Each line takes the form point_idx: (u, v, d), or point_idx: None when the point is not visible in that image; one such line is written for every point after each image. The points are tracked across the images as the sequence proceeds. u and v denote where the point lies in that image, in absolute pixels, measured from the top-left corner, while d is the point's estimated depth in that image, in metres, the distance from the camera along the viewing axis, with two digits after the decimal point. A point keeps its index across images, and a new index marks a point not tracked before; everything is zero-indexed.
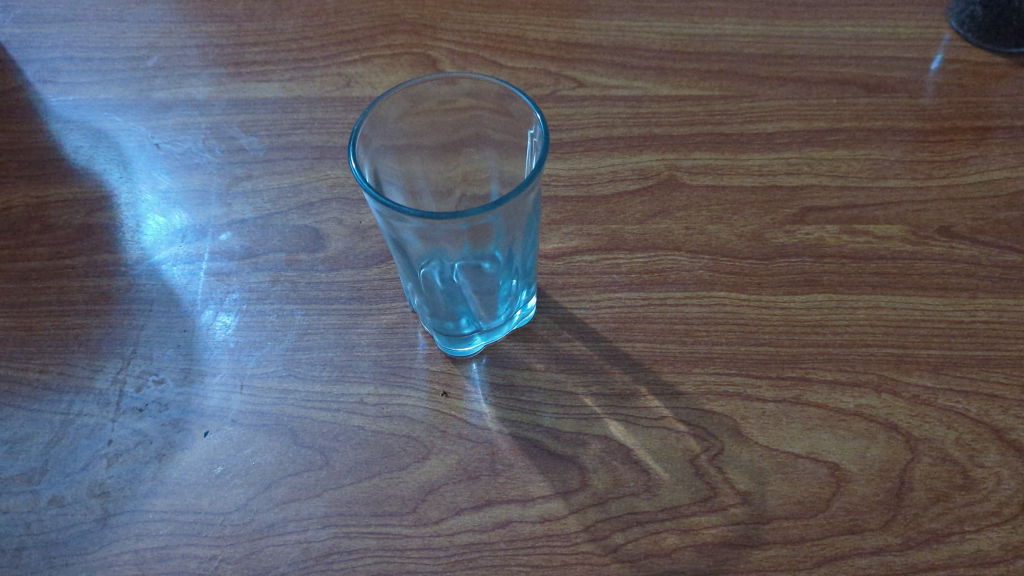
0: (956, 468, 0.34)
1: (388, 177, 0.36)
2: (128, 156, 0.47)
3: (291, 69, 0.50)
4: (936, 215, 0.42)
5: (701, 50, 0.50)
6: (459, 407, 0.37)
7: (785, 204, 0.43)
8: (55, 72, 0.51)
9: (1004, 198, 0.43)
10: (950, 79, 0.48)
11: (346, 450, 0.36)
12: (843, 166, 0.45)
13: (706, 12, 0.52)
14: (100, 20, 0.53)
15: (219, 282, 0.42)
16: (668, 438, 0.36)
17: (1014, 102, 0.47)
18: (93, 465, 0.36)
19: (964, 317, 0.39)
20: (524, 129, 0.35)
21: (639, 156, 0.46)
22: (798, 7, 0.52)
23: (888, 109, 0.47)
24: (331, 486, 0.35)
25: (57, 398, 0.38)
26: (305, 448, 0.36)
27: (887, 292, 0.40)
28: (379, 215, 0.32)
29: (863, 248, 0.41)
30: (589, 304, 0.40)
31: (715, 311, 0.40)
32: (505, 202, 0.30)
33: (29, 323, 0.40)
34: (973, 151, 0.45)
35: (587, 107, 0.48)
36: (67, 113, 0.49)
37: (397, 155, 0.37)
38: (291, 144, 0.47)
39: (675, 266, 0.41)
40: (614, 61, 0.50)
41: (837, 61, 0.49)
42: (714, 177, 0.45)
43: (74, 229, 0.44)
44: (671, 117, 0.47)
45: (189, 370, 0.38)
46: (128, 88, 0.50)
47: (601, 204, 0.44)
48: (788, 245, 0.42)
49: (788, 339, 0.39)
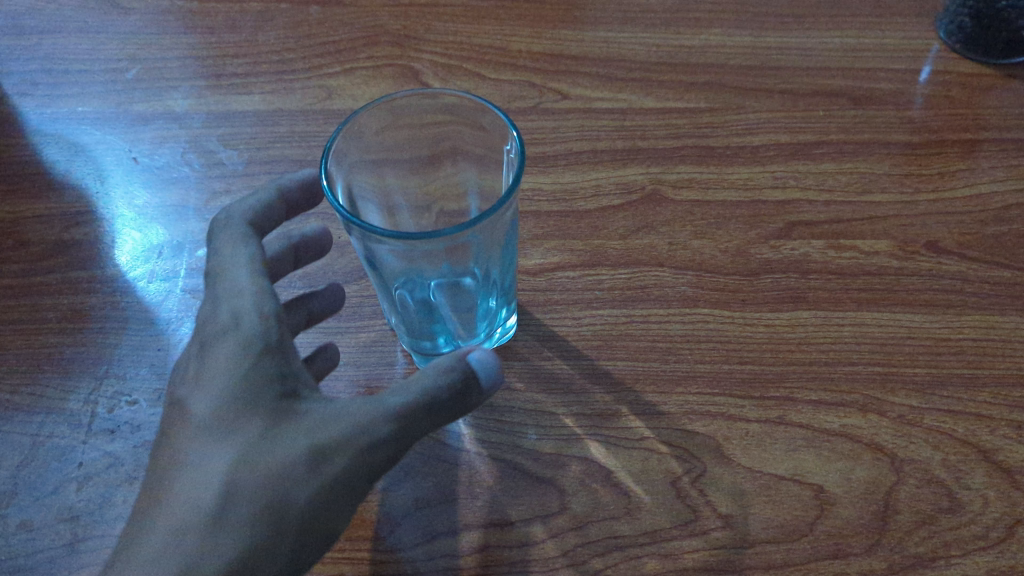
0: (942, 490, 0.34)
1: (363, 191, 0.36)
2: (106, 170, 0.46)
3: (272, 81, 0.49)
4: (924, 231, 0.42)
5: (687, 61, 0.50)
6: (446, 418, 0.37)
7: (770, 218, 0.43)
8: (34, 85, 0.50)
9: (992, 212, 0.42)
10: (937, 91, 0.48)
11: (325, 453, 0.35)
12: (830, 179, 0.44)
13: (693, 22, 0.52)
14: (79, 31, 0.53)
15: (196, 299, 0.41)
16: (650, 459, 0.35)
17: (1003, 114, 0.47)
18: (63, 489, 0.35)
19: (951, 334, 0.38)
20: (502, 144, 0.34)
21: (623, 170, 0.45)
22: (786, 18, 0.52)
23: (876, 122, 0.47)
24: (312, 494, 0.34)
25: (28, 419, 0.37)
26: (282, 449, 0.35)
27: (874, 309, 0.39)
28: (353, 234, 0.31)
29: (849, 264, 0.41)
30: (571, 322, 0.40)
31: (698, 329, 0.39)
32: (482, 221, 0.30)
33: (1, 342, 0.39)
34: (960, 164, 0.44)
35: (572, 120, 0.47)
36: (46, 127, 0.48)
37: (373, 169, 0.36)
38: (271, 157, 0.46)
39: (658, 282, 0.41)
40: (599, 73, 0.50)
41: (825, 73, 0.49)
42: (699, 191, 0.44)
43: (49, 246, 0.43)
44: (657, 130, 0.47)
45: (162, 391, 0.38)
46: (107, 100, 0.49)
47: (584, 219, 0.43)
48: (772, 260, 0.41)
49: (773, 358, 0.38)
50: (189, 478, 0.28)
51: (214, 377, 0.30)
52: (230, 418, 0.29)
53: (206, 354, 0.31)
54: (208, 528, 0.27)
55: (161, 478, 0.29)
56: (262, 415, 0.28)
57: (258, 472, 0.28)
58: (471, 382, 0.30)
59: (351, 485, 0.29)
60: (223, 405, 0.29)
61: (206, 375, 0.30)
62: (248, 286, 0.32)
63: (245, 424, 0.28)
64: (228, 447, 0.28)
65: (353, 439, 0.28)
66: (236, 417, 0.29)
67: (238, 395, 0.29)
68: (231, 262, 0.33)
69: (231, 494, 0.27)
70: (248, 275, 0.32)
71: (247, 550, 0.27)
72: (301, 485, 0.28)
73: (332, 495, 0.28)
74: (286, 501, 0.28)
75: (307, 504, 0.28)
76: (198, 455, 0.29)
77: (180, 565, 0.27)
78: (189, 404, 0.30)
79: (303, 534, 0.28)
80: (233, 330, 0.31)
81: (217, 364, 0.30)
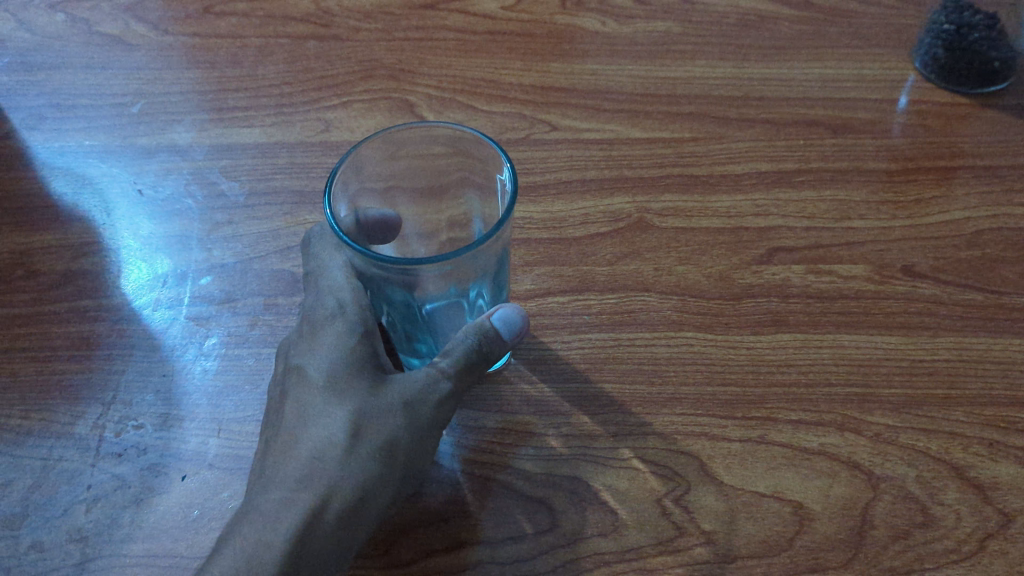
0: (916, 506, 0.35)
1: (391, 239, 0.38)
2: (111, 201, 0.48)
3: (272, 114, 0.51)
4: (900, 256, 0.43)
5: (672, 92, 0.51)
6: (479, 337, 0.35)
7: (752, 245, 0.44)
8: (42, 119, 0.52)
9: (966, 236, 0.44)
10: (913, 120, 0.50)
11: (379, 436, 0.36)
12: (809, 207, 0.46)
13: (678, 55, 0.54)
14: (86, 67, 0.54)
15: (199, 326, 0.42)
16: (636, 478, 0.37)
17: (977, 142, 0.48)
18: (72, 510, 0.36)
19: (926, 355, 0.40)
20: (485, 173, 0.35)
21: (610, 199, 0.47)
22: (768, 50, 0.54)
23: (854, 150, 0.48)
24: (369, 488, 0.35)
25: (38, 443, 0.39)
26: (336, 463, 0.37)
27: (851, 332, 0.41)
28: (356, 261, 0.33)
29: (828, 288, 0.42)
30: (561, 346, 0.41)
31: (683, 351, 0.41)
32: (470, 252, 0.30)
33: (12, 368, 0.41)
34: (935, 191, 0.46)
35: (561, 150, 0.49)
36: (53, 160, 0.50)
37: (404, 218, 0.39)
38: (272, 189, 0.48)
39: (644, 307, 0.42)
40: (588, 105, 0.51)
41: (805, 103, 0.51)
42: (683, 219, 0.46)
43: (58, 276, 0.45)
44: (643, 159, 0.48)
45: (168, 416, 0.39)
46: (113, 133, 0.51)
47: (573, 245, 0.45)
48: (754, 284, 0.43)
49: (755, 379, 0.39)
50: (313, 428, 0.31)
51: (324, 345, 0.33)
52: (342, 378, 0.32)
53: (314, 329, 0.34)
54: (338, 464, 0.30)
55: (282, 430, 0.32)
56: (367, 377, 0.32)
57: (373, 420, 0.31)
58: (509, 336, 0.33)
59: (436, 429, 0.32)
60: (335, 367, 0.32)
61: (314, 345, 0.33)
62: (344, 278, 0.35)
63: (354, 386, 0.31)
64: (345, 401, 0.31)
65: (431, 392, 0.32)
66: (348, 376, 0.32)
67: (348, 361, 0.32)
68: (323, 256, 0.36)
69: (352, 442, 0.31)
70: (341, 268, 0.35)
71: (370, 483, 0.31)
72: (404, 429, 0.31)
73: (424, 438, 0.32)
74: (392, 445, 0.31)
75: (410, 446, 0.32)
76: (320, 409, 0.31)
77: (318, 495, 0.30)
78: (302, 368, 0.33)
79: (404, 474, 0.32)
80: (336, 312, 0.33)
81: (324, 336, 0.33)
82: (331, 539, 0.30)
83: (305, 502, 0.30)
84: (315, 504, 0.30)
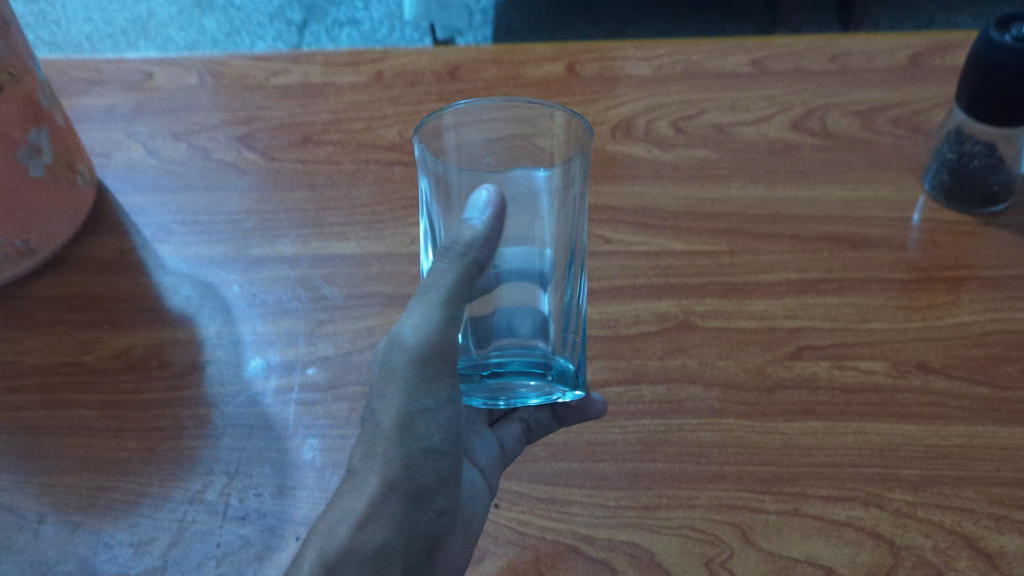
0: (933, 571, 0.40)
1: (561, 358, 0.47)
2: (230, 302, 0.56)
3: (365, 230, 0.60)
4: (914, 353, 0.50)
5: (710, 211, 0.59)
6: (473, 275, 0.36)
7: (783, 343, 0.51)
8: (169, 232, 0.61)
9: (973, 337, 0.50)
10: (925, 235, 0.57)
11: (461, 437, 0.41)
12: (834, 311, 0.52)
13: (715, 179, 0.61)
14: (206, 189, 0.64)
15: (307, 409, 0.50)
16: (686, 544, 0.42)
17: (982, 255, 0.55)
18: (205, 565, 0.43)
19: (940, 441, 0.45)
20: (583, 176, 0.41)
21: (659, 303, 0.54)
22: (795, 174, 0.61)
23: (872, 262, 0.55)
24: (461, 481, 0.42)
25: (174, 507, 0.46)
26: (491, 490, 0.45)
27: (873, 421, 0.47)
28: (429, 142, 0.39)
29: (852, 382, 0.49)
30: (619, 429, 0.47)
31: (725, 435, 0.47)
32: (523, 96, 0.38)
33: (152, 445, 0.48)
34: (945, 297, 0.53)
35: (614, 260, 0.56)
36: (179, 267, 0.59)
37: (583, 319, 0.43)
38: (367, 294, 0.55)
39: (691, 396, 0.49)
40: (637, 221, 0.59)
41: (829, 221, 0.58)
42: (723, 320, 0.52)
43: (187, 367, 0.53)
44: (686, 270, 0.55)
45: (283, 485, 0.46)
46: (230, 245, 0.60)
47: (627, 342, 0.52)
48: (786, 377, 0.49)
49: (788, 460, 0.45)
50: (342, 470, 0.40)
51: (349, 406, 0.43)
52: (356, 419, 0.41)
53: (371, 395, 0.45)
54: (348, 484, 0.38)
55: None
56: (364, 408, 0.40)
57: (364, 433, 0.39)
58: (480, 214, 0.36)
59: (416, 398, 0.37)
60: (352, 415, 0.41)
61: None
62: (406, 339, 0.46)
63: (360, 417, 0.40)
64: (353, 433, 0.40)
65: (388, 368, 0.38)
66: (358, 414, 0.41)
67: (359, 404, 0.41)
68: None
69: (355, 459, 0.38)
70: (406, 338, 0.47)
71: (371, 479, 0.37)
72: (382, 419, 0.38)
73: (415, 415, 0.37)
74: (377, 439, 0.38)
75: (392, 429, 0.37)
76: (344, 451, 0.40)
77: (335, 516, 0.37)
78: None
79: (409, 459, 0.38)
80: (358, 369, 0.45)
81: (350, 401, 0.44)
82: (353, 539, 0.36)
83: (326, 524, 0.37)
84: (333, 521, 0.37)
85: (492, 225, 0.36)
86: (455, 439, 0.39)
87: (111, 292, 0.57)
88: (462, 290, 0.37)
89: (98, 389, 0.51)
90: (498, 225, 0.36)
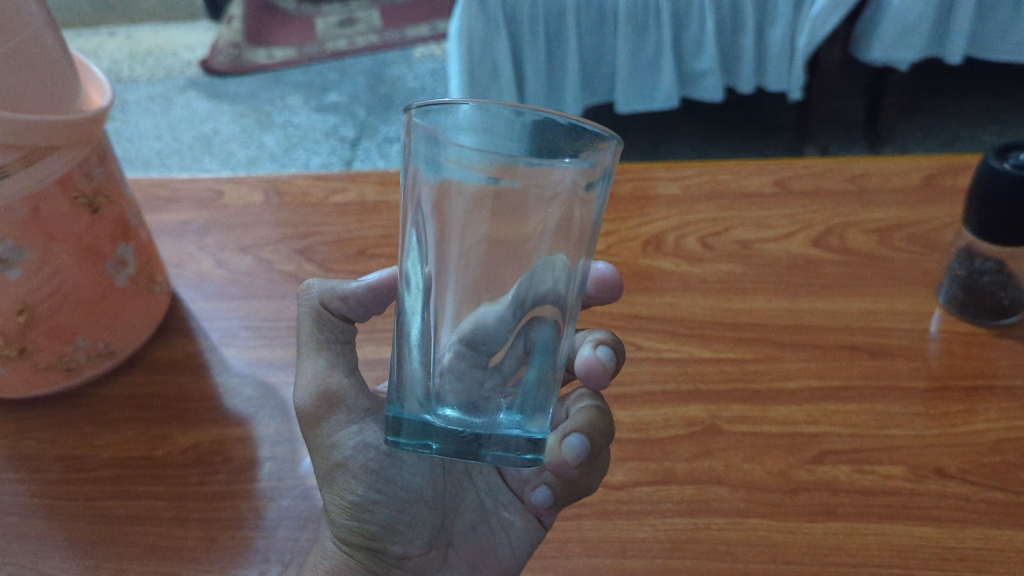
0: None
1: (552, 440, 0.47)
2: (288, 402, 0.61)
3: None
4: (934, 459, 0.52)
5: (735, 321, 0.63)
6: (325, 312, 0.48)
7: (805, 448, 0.54)
8: (234, 337, 0.66)
9: (987, 444, 0.53)
10: (942, 346, 0.60)
11: (411, 475, 0.48)
12: (854, 417, 0.55)
13: (740, 291, 0.65)
14: (268, 297, 0.69)
15: None
16: None
17: (995, 365, 0.58)
18: None
19: (957, 543, 0.48)
20: (595, 208, 0.36)
21: (687, 407, 0.57)
22: (815, 288, 0.65)
23: (891, 370, 0.58)
24: (430, 518, 0.49)
25: None
26: (544, 527, 0.50)
27: (891, 523, 0.49)
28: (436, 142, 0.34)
29: (871, 484, 0.51)
30: (648, 527, 0.50)
31: (750, 535, 0.49)
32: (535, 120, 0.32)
33: (214, 534, 0.52)
34: (961, 405, 0.55)
35: (645, 365, 0.60)
36: (242, 370, 0.64)
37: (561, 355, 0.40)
38: None
39: (717, 497, 0.51)
40: (666, 329, 0.63)
41: (847, 330, 0.61)
42: (747, 425, 0.55)
43: (247, 461, 0.57)
44: (714, 375, 0.59)
45: None
46: (290, 349, 0.65)
47: (657, 445, 0.55)
48: (809, 480, 0.52)
49: (811, 560, 0.48)
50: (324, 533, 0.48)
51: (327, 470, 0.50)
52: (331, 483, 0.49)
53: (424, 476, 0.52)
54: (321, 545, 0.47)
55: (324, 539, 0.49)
56: None
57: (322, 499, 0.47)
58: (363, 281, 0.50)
59: (328, 455, 0.45)
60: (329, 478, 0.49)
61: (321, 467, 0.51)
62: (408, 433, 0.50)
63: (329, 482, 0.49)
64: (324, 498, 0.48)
65: (307, 435, 0.46)
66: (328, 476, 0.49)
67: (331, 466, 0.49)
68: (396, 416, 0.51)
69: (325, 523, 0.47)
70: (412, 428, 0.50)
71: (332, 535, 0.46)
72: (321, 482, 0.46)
73: (335, 472, 0.45)
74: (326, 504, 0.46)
75: (325, 489, 0.46)
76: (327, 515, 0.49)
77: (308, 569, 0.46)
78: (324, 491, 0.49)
79: (350, 514, 0.45)
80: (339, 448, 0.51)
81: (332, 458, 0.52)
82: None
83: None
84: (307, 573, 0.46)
85: (370, 291, 0.49)
86: (386, 484, 0.46)
87: (180, 391, 0.62)
88: (326, 332, 0.48)
89: (165, 480, 0.56)
90: (371, 292, 0.49)
